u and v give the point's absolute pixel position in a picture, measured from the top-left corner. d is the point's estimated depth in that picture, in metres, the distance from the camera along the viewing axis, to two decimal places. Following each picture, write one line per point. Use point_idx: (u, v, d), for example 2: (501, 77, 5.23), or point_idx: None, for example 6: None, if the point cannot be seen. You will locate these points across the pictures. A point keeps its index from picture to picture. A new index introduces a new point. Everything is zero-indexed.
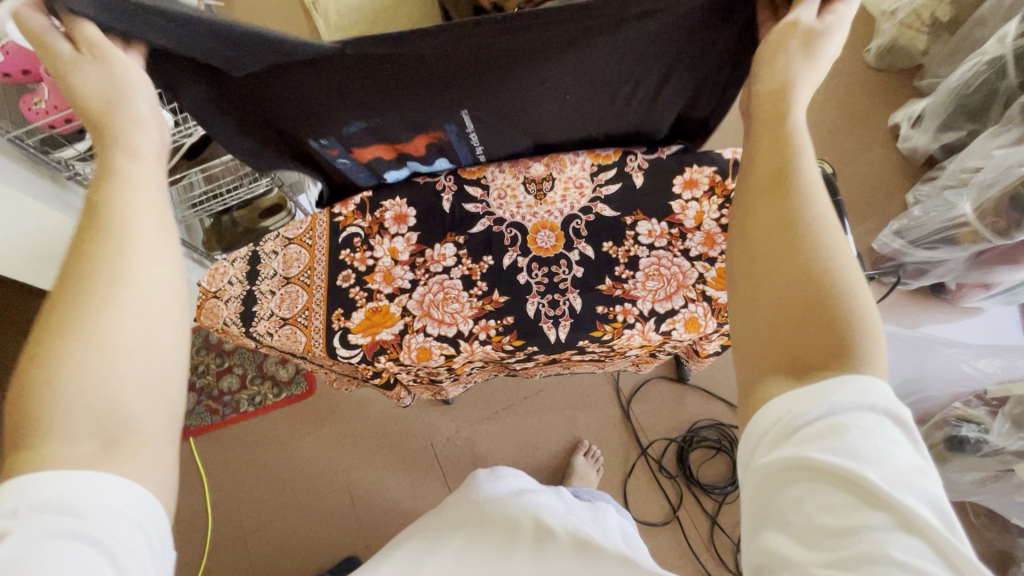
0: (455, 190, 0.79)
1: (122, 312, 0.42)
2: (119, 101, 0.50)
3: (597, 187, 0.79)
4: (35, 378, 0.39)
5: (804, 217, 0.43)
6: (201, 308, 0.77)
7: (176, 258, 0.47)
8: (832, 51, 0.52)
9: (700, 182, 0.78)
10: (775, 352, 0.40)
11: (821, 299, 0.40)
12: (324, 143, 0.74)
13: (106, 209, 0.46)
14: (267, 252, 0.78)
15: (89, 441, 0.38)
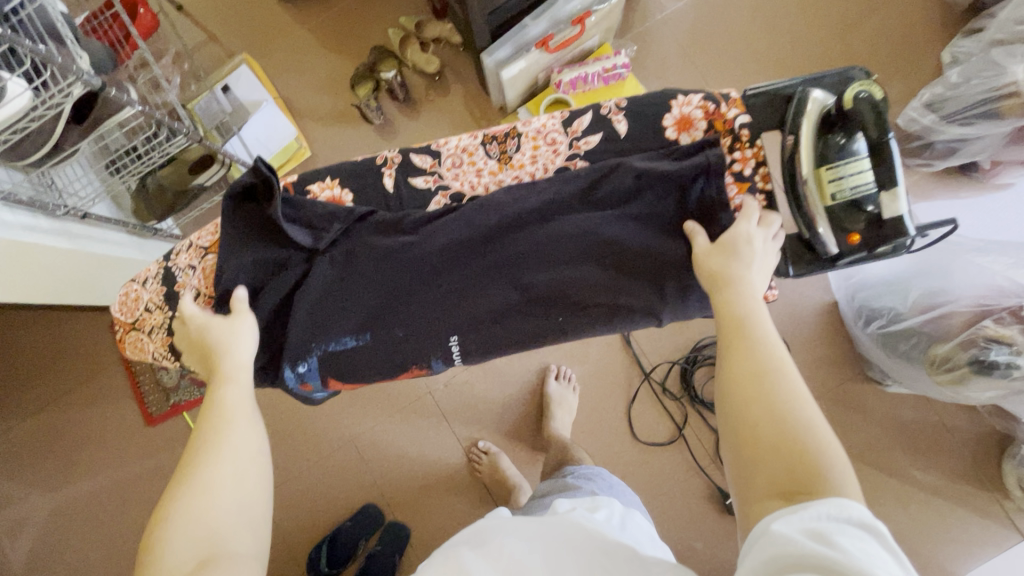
0: (396, 162, 0.63)
1: (224, 463, 0.51)
2: (230, 342, 0.58)
3: (573, 140, 0.62)
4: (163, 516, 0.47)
5: (772, 368, 0.48)
6: (123, 341, 0.65)
7: (260, 443, 0.54)
8: (749, 247, 0.55)
9: (703, 119, 0.61)
10: (764, 484, 0.44)
11: (792, 449, 0.44)
12: (302, 368, 0.62)
13: (223, 410, 0.54)
14: (182, 268, 0.64)
15: (192, 559, 0.45)
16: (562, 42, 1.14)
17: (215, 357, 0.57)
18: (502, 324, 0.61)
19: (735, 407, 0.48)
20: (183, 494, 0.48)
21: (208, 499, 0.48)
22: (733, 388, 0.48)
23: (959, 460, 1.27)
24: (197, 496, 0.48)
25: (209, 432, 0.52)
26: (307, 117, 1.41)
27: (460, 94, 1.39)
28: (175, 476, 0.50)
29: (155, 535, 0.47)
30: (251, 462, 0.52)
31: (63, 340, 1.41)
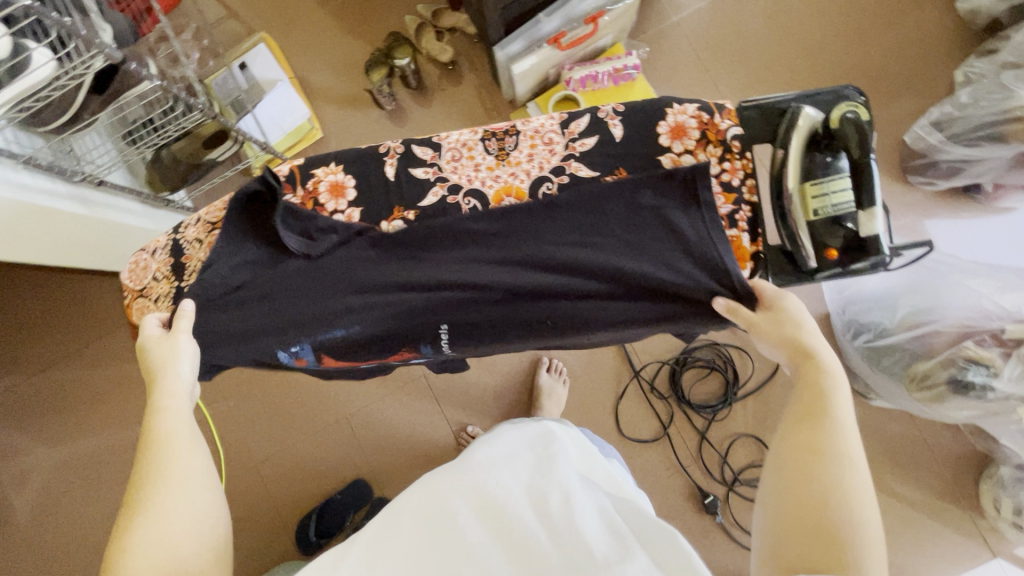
0: (398, 152, 0.65)
1: (166, 478, 0.54)
2: (167, 364, 0.61)
3: (569, 141, 0.64)
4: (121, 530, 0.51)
5: (835, 452, 0.51)
6: (131, 308, 0.69)
7: (202, 453, 0.57)
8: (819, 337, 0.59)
9: (697, 129, 0.63)
10: (793, 552, 0.47)
11: (830, 528, 0.47)
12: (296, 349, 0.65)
13: (163, 432, 0.57)
14: (189, 241, 0.67)
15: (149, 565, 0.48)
16: (574, 40, 1.16)
17: (153, 387, 0.60)
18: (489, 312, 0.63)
19: (789, 474, 0.52)
20: (137, 518, 0.51)
21: (168, 520, 0.51)
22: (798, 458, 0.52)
23: (938, 477, 1.29)
24: (154, 516, 0.51)
25: (157, 458, 0.55)
26: (321, 99, 1.43)
27: (472, 85, 1.41)
28: (129, 502, 0.53)
29: (117, 557, 0.49)
30: (199, 486, 0.55)
31: (74, 302, 1.46)
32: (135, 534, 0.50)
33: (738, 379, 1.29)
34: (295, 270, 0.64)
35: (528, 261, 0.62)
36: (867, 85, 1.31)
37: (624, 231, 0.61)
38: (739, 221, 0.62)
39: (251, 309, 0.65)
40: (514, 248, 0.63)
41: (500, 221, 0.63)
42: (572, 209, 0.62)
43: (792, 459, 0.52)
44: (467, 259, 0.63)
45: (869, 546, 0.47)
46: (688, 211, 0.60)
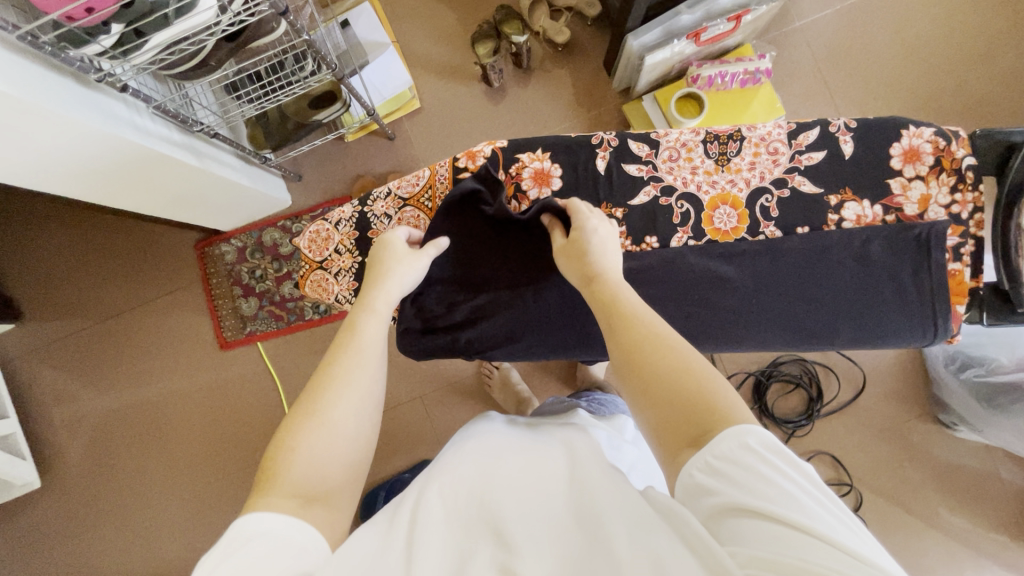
0: (612, 145, 0.62)
1: (344, 401, 0.52)
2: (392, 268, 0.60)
3: (795, 153, 0.61)
4: (282, 443, 0.49)
5: (715, 394, 0.47)
6: (306, 280, 0.66)
7: (378, 386, 0.55)
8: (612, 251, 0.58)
9: (931, 155, 0.60)
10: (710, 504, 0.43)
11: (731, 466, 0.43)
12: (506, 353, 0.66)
13: (359, 339, 0.56)
14: (378, 215, 0.64)
15: (291, 496, 0.46)
16: (712, 37, 1.11)
17: (372, 280, 0.59)
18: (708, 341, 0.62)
19: (669, 420, 0.47)
20: (306, 428, 0.50)
21: (332, 445, 0.50)
22: (649, 401, 0.49)
23: (1006, 512, 1.31)
24: (323, 434, 0.50)
25: (341, 366, 0.54)
26: (421, 67, 1.38)
27: (579, 71, 1.36)
28: (300, 401, 0.52)
29: (279, 460, 0.49)
30: (365, 414, 0.53)
31: (146, 250, 1.41)
32: (300, 439, 0.49)
33: (822, 397, 1.29)
34: (502, 290, 0.64)
35: (755, 293, 0.61)
36: (991, 114, 1.28)
37: (846, 288, 0.60)
38: (964, 254, 0.60)
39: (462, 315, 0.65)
40: (740, 278, 0.61)
41: (724, 251, 0.61)
42: (806, 242, 0.60)
43: (646, 408, 0.49)
44: (686, 309, 0.61)
45: (784, 456, 0.43)
46: (919, 249, 0.59)
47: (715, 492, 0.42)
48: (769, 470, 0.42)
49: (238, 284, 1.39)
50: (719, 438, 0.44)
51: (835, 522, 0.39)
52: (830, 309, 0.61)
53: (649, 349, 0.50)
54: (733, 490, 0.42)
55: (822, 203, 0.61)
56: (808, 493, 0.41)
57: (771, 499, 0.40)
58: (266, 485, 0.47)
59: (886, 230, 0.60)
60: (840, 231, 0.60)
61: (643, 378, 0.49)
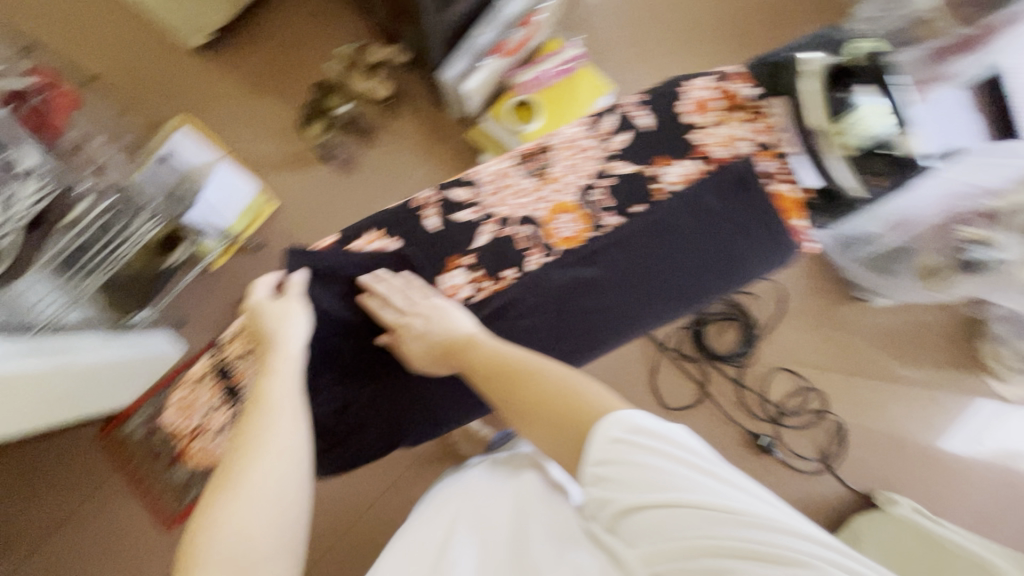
0: (435, 200, 0.62)
1: (266, 468, 0.45)
2: (283, 324, 0.56)
3: (602, 142, 0.63)
4: (194, 532, 0.41)
5: (573, 399, 0.49)
6: (189, 449, 0.62)
7: (305, 447, 0.49)
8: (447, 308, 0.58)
9: (716, 100, 0.64)
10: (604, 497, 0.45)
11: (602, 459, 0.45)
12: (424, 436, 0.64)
13: (267, 401, 0.51)
14: (235, 358, 0.60)
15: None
16: (514, 46, 1.15)
17: (266, 347, 0.55)
18: (601, 344, 0.63)
19: (542, 431, 0.48)
20: (224, 498, 0.42)
21: (256, 509, 0.42)
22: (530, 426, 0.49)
23: (944, 351, 1.41)
24: (241, 502, 0.42)
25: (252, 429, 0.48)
26: (261, 169, 1.34)
27: (415, 115, 1.37)
28: (214, 477, 0.45)
29: (194, 542, 0.40)
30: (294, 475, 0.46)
31: (46, 463, 1.28)
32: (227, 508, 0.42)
33: (753, 321, 1.35)
34: (392, 379, 0.62)
35: (620, 279, 0.62)
36: (781, 21, 1.40)
37: (696, 244, 0.63)
38: (780, 173, 0.64)
39: (362, 422, 0.62)
40: (600, 271, 0.62)
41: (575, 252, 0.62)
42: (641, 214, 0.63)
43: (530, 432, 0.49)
44: (567, 322, 0.62)
45: (646, 431, 0.45)
46: (740, 180, 0.63)
47: (613, 497, 0.44)
48: (644, 456, 0.44)
49: (160, 454, 1.29)
50: (600, 438, 0.46)
51: (707, 481, 0.43)
52: (687, 262, 0.63)
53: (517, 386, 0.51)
54: (625, 491, 0.44)
55: (644, 178, 0.63)
56: (686, 466, 0.44)
57: (656, 486, 0.43)
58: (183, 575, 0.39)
59: (705, 182, 0.63)
60: (670, 196, 0.63)
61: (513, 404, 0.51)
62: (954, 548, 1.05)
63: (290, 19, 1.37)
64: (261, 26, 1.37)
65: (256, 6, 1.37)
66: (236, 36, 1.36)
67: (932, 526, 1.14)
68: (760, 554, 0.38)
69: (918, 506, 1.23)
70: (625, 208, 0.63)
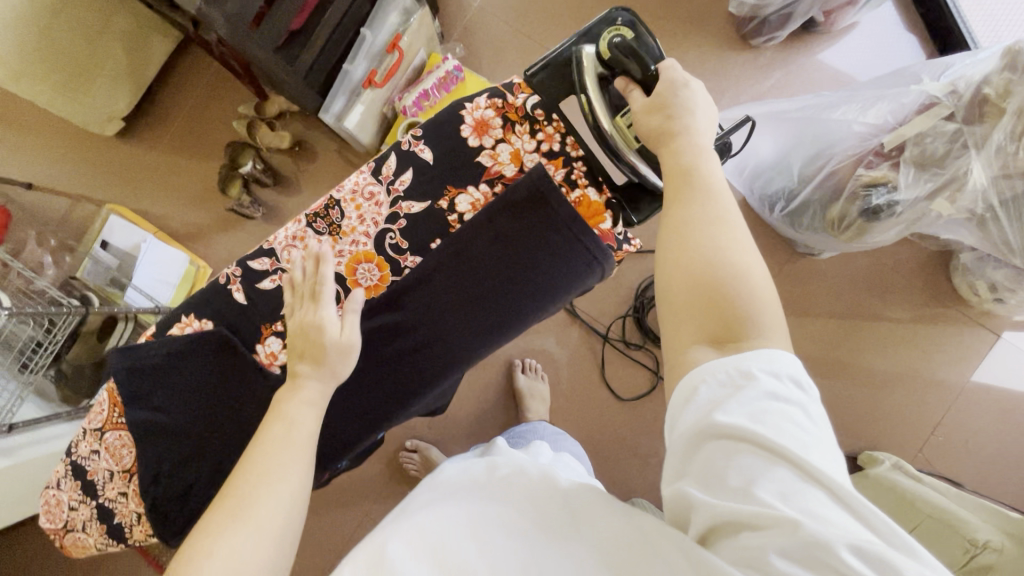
0: (238, 275, 0.63)
1: (270, 497, 0.49)
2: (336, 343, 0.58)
3: (389, 185, 0.62)
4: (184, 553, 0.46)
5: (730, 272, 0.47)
6: (65, 545, 0.66)
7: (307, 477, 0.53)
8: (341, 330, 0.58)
9: (497, 117, 0.62)
10: (693, 333, 0.47)
11: (731, 309, 0.46)
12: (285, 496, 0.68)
13: (284, 418, 0.55)
14: (85, 456, 0.64)
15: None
16: (387, 73, 1.15)
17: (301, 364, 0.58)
18: (422, 384, 0.64)
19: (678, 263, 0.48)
20: (226, 526, 0.47)
21: (255, 539, 0.47)
22: (680, 298, 0.48)
23: (917, 289, 1.31)
24: (244, 530, 0.47)
25: (257, 461, 0.52)
26: (194, 236, 1.40)
27: (326, 156, 1.39)
28: (223, 496, 0.49)
29: (189, 561, 0.45)
30: (294, 512, 0.50)
31: None
32: (221, 541, 0.46)
33: None
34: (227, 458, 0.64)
35: (428, 318, 0.63)
36: None
37: (501, 268, 0.62)
38: (578, 178, 0.62)
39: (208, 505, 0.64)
40: (405, 313, 0.63)
41: (382, 296, 0.62)
42: (440, 251, 0.62)
43: (688, 299, 0.48)
44: (397, 363, 0.63)
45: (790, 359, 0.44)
46: (530, 193, 0.61)
47: (716, 411, 0.42)
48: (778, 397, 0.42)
49: None
50: (749, 356, 0.44)
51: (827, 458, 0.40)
52: (508, 289, 0.63)
53: (695, 273, 0.47)
54: (737, 412, 0.41)
55: (435, 215, 0.62)
56: (804, 415, 0.41)
57: (780, 430, 0.40)
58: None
59: (497, 206, 0.61)
60: (464, 225, 0.62)
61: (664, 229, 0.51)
62: (933, 510, 0.97)
63: (195, 88, 1.43)
64: (170, 100, 1.43)
65: (161, 81, 1.43)
66: (149, 114, 1.43)
67: (908, 483, 1.07)
68: (828, 564, 0.35)
69: (899, 462, 1.15)
70: (421, 247, 0.62)
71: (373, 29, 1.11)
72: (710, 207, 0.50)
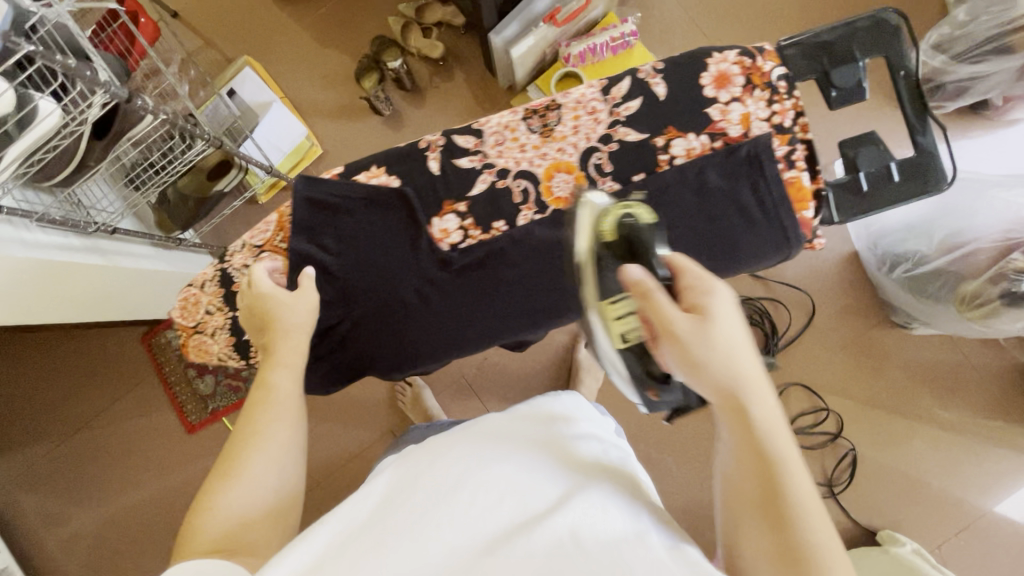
0: (439, 145, 0.64)
1: (262, 452, 0.52)
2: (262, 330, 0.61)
3: (613, 106, 0.62)
4: (198, 507, 0.48)
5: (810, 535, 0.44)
6: (186, 347, 0.67)
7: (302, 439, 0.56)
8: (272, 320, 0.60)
9: (740, 75, 0.61)
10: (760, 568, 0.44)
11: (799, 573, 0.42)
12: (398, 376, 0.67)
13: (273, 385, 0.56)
14: (237, 268, 0.65)
15: (214, 546, 0.46)
16: (570, 14, 1.15)
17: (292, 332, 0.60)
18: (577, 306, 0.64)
19: (768, 512, 0.45)
20: (229, 483, 0.50)
21: (252, 499, 0.50)
22: (758, 540, 0.45)
23: (992, 396, 1.30)
24: (245, 485, 0.50)
25: (259, 419, 0.54)
26: (315, 114, 1.41)
27: (465, 79, 1.39)
28: (226, 454, 0.52)
29: (198, 516, 0.48)
30: (291, 470, 0.53)
31: (95, 355, 1.43)
32: (223, 497, 0.49)
33: (776, 330, 1.29)
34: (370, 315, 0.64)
35: None
36: None
37: (694, 223, 0.62)
38: (796, 160, 0.61)
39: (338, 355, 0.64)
40: None
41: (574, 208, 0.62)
42: (643, 185, 0.62)
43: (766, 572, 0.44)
44: (558, 281, 0.63)
45: None
46: (750, 157, 0.61)
47: None
48: None
49: (191, 366, 1.39)
50: None
51: None
52: (692, 246, 0.62)
53: (779, 530, 0.44)
54: None
55: (648, 150, 0.62)
56: None
57: None
58: (184, 546, 0.46)
59: (711, 160, 0.61)
60: (673, 169, 0.62)
61: (764, 483, 0.46)
62: None
63: None
64: None
65: None
66: None
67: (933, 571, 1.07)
68: None
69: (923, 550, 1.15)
70: (623, 176, 0.62)
71: None
72: (798, 505, 0.45)
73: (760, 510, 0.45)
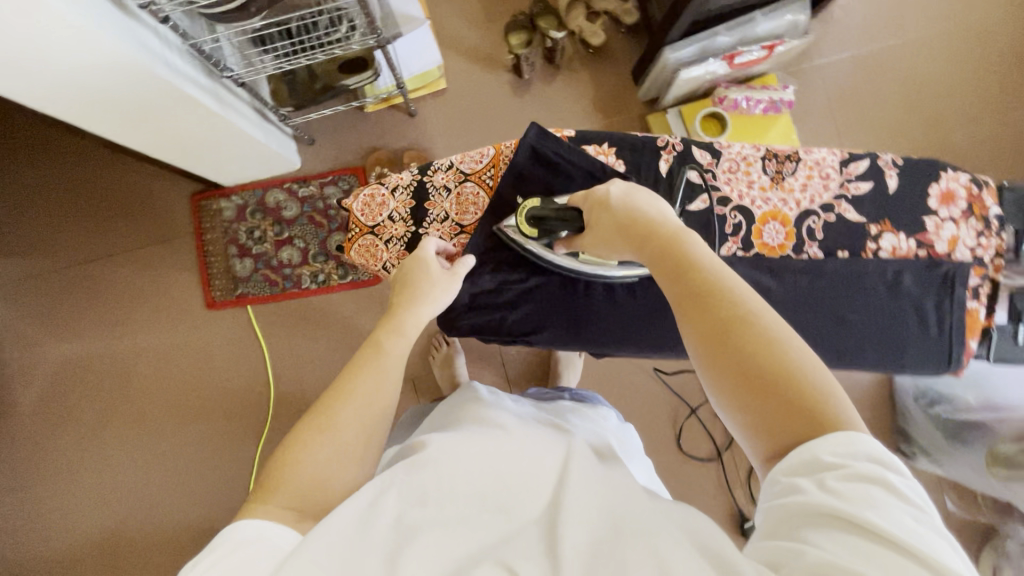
0: (676, 149, 0.70)
1: (356, 405, 0.53)
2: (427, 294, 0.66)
3: (845, 181, 0.68)
4: (288, 458, 0.49)
5: (781, 347, 0.46)
6: (355, 243, 0.76)
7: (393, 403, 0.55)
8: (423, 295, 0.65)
9: (963, 199, 0.67)
10: (764, 428, 0.45)
11: (790, 390, 0.44)
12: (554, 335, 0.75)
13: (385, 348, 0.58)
14: (436, 187, 0.75)
15: (293, 506, 0.47)
16: (745, 62, 1.17)
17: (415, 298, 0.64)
18: None
19: (730, 350, 0.47)
20: (318, 436, 0.50)
21: (335, 455, 0.50)
22: (741, 392, 0.46)
23: None
24: (331, 441, 0.50)
25: (361, 376, 0.55)
26: (451, 48, 1.37)
27: (607, 76, 1.38)
28: (318, 406, 0.53)
29: (286, 466, 0.49)
30: (376, 431, 0.53)
31: (135, 194, 1.34)
32: (309, 452, 0.50)
33: None
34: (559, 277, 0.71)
35: (804, 304, 0.66)
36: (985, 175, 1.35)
37: (877, 318, 0.66)
38: (981, 294, 0.67)
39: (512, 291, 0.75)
40: (797, 288, 0.66)
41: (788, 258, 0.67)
42: (848, 265, 0.66)
43: (759, 416, 0.45)
44: None
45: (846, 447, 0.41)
46: (952, 273, 0.65)
47: (798, 492, 0.40)
48: (852, 479, 0.39)
49: (233, 243, 1.33)
50: (821, 443, 0.42)
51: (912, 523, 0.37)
52: (867, 337, 0.66)
53: (751, 356, 0.46)
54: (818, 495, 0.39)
55: (858, 233, 0.67)
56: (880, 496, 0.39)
57: (866, 504, 0.38)
58: (267, 493, 0.48)
59: (912, 266, 0.66)
60: (876, 259, 0.66)
61: (721, 336, 0.47)
62: None
63: None
64: None
65: None
66: None
67: None
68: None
69: None
70: (832, 248, 0.67)
71: (766, 17, 1.12)
72: (753, 318, 0.48)
73: (725, 363, 0.47)
